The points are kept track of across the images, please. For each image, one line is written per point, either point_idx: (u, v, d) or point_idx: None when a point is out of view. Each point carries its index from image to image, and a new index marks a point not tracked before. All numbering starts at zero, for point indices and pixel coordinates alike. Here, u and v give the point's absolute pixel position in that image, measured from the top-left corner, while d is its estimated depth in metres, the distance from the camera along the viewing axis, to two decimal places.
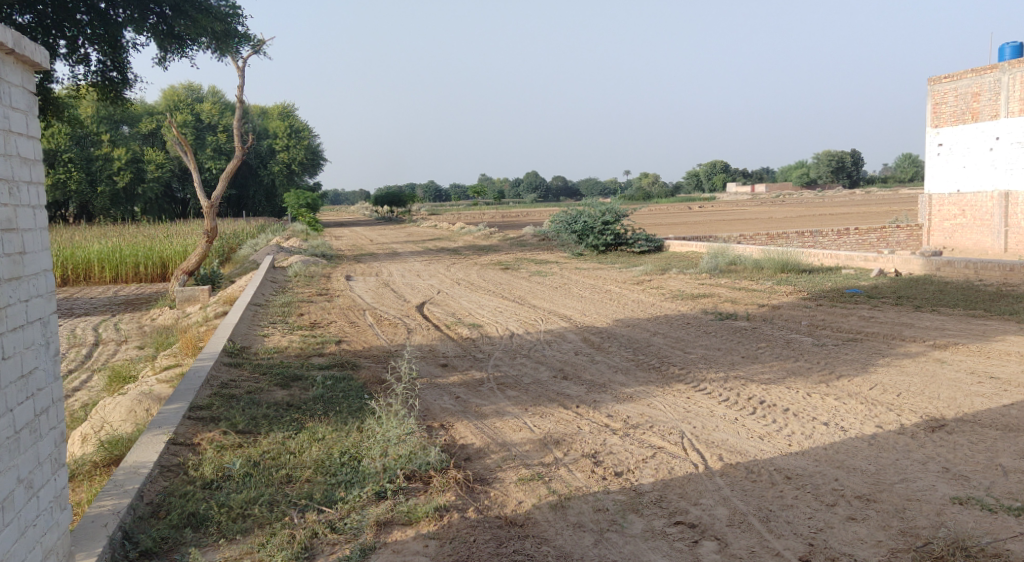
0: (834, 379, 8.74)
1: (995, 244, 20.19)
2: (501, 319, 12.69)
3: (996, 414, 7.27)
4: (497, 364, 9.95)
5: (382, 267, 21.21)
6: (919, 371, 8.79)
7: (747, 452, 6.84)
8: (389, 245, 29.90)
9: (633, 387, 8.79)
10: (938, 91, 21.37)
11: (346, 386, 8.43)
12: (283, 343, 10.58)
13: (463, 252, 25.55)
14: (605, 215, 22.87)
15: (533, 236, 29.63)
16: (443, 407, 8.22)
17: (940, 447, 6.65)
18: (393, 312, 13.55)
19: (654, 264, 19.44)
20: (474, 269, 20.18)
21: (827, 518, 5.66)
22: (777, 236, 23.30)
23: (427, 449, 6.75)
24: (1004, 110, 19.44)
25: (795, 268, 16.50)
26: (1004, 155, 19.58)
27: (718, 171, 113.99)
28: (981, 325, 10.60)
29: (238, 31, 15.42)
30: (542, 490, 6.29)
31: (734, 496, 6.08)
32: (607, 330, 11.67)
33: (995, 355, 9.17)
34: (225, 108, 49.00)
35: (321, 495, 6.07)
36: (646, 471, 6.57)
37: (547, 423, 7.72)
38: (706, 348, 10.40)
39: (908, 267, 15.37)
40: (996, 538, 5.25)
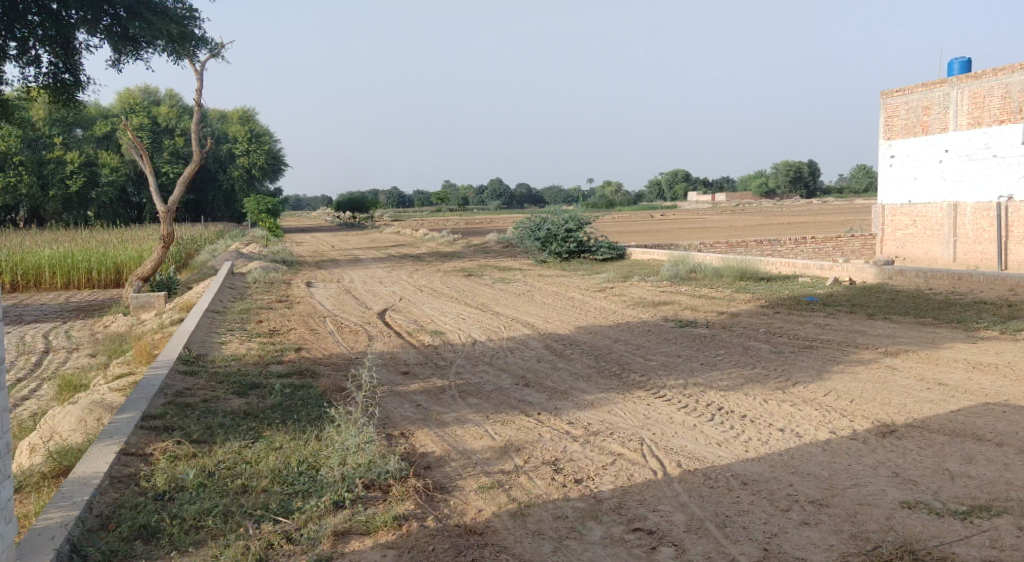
0: (791, 386, 8.87)
1: (944, 254, 20.68)
2: (463, 326, 12.69)
3: (944, 419, 7.45)
4: (459, 371, 9.94)
5: (344, 273, 21.10)
6: (871, 378, 8.97)
7: (705, 458, 6.92)
8: (352, 251, 29.73)
9: (594, 394, 8.84)
10: (891, 105, 21.91)
11: (304, 394, 8.37)
12: (241, 351, 10.45)
13: (426, 258, 25.51)
14: (568, 222, 22.98)
15: (496, 243, 29.68)
16: (403, 415, 8.18)
17: (891, 453, 6.79)
18: (354, 319, 13.46)
19: (616, 272, 19.57)
20: (437, 276, 20.15)
21: (782, 523, 5.75)
22: (737, 245, 23.60)
23: (387, 458, 6.72)
24: (952, 123, 19.94)
25: (753, 277, 16.74)
26: (953, 168, 20.08)
27: (678, 180, 115.30)
28: (930, 333, 10.85)
29: (195, 34, 15.26)
30: (501, 498, 6.29)
31: (691, 502, 6.15)
32: (568, 338, 11.73)
33: (943, 362, 9.39)
34: (182, 111, 48.35)
35: (278, 505, 6.01)
36: (605, 478, 6.62)
37: (508, 430, 7.73)
38: (666, 355, 10.50)
39: (862, 276, 15.69)
40: (943, 541, 5.36)
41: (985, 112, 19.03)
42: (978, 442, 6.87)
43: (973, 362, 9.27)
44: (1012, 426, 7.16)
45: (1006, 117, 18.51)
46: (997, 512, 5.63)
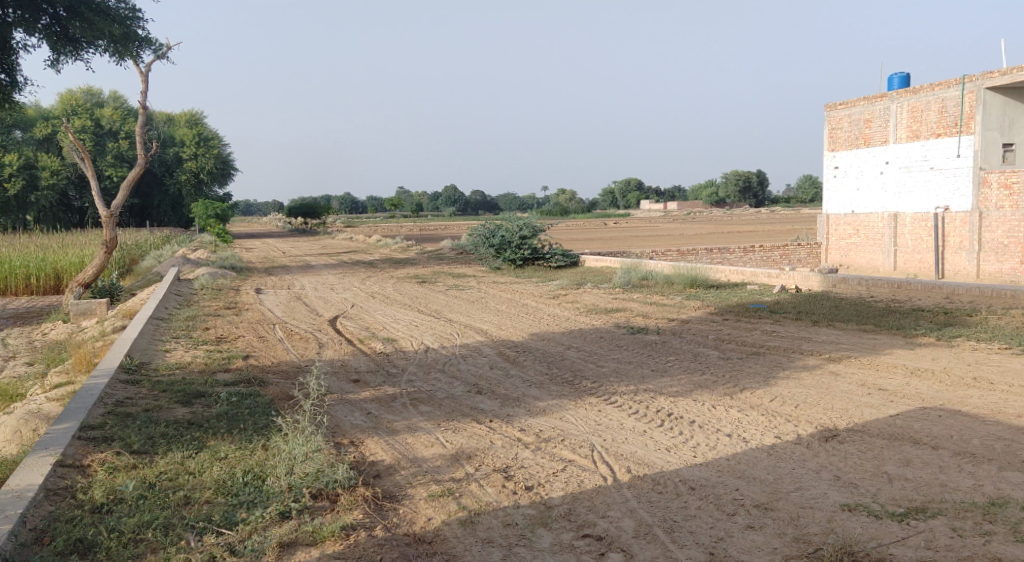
0: (738, 391, 9.01)
1: (885, 263, 21.18)
2: (416, 334, 12.63)
3: (884, 424, 7.64)
4: (410, 379, 9.89)
5: (295, 279, 20.86)
6: (815, 383, 9.15)
7: (654, 464, 7.00)
8: (304, 258, 29.41)
9: (546, 401, 8.87)
10: (835, 118, 22.54)
11: (251, 402, 8.25)
12: (186, 359, 10.27)
13: (379, 265, 25.36)
14: (522, 229, 23.03)
15: (451, 249, 29.66)
16: (353, 423, 8.12)
17: (833, 457, 6.94)
18: (305, 326, 13.31)
19: (570, 279, 19.69)
20: (390, 282, 20.05)
21: (728, 527, 5.84)
22: (687, 252, 23.92)
23: (335, 467, 6.67)
24: (892, 136, 20.52)
25: (703, 284, 16.98)
26: (893, 179, 20.63)
27: (631, 188, 116.66)
28: (871, 340, 11.12)
29: (138, 34, 14.91)
30: (451, 506, 6.28)
31: (640, 507, 6.21)
32: (522, 344, 11.76)
33: (883, 368, 9.63)
34: (127, 113, 47.44)
35: (221, 517, 5.92)
36: (556, 484, 6.65)
37: (459, 438, 7.72)
38: (618, 361, 10.59)
39: (808, 284, 16.07)
40: (881, 543, 5.48)
41: (923, 126, 19.61)
42: (915, 446, 7.06)
43: (911, 367, 9.52)
44: (947, 429, 7.38)
45: (942, 130, 19.09)
46: (932, 514, 5.78)
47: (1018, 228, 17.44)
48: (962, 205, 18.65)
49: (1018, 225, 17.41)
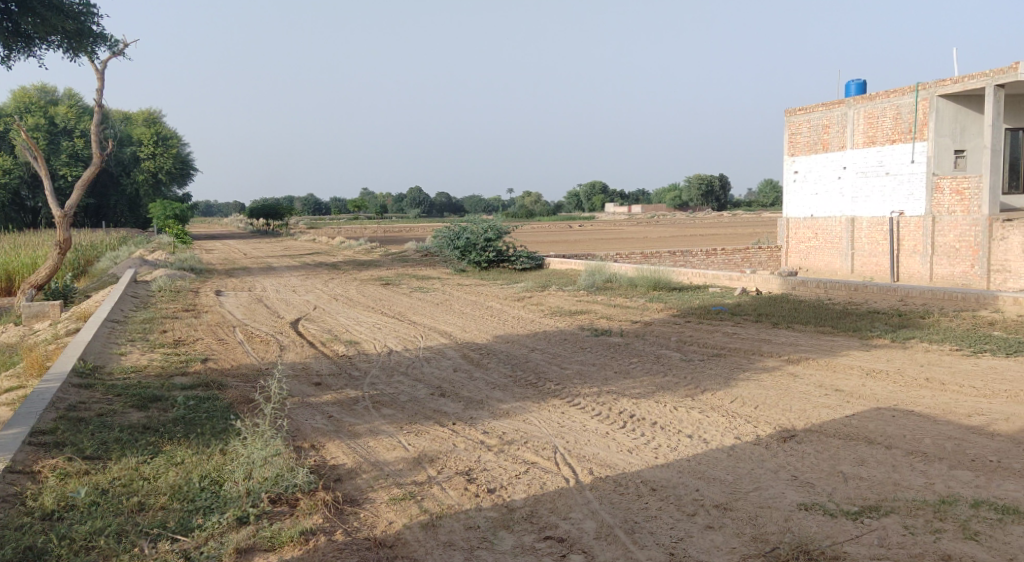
0: (699, 393, 9.10)
1: (843, 266, 21.54)
2: (379, 336, 12.57)
3: (840, 424, 7.77)
4: (374, 382, 9.83)
5: (256, 281, 20.64)
6: (774, 385, 9.28)
7: (616, 465, 7.04)
8: (266, 259, 29.11)
9: (509, 403, 8.87)
10: (794, 123, 22.94)
11: (209, 406, 8.15)
12: (142, 362, 10.10)
13: (342, 266, 25.19)
14: (487, 231, 23.01)
15: (415, 252, 29.55)
16: (314, 427, 8.05)
17: (790, 457, 7.04)
18: (265, 329, 13.16)
19: (534, 281, 19.73)
20: (352, 284, 19.92)
21: (688, 527, 5.89)
22: (651, 255, 24.10)
23: (295, 471, 6.62)
24: (850, 141, 20.90)
25: (665, 287, 17.11)
26: (850, 184, 21.01)
27: (596, 192, 117.27)
28: (828, 341, 11.30)
29: (93, 30, 14.67)
30: (413, 509, 6.26)
31: (602, 509, 6.24)
32: (485, 347, 11.76)
33: (840, 369, 9.80)
34: (82, 111, 46.61)
35: (176, 523, 5.84)
36: (518, 487, 6.65)
37: (422, 440, 7.70)
38: (581, 363, 10.64)
39: (768, 287, 16.30)
40: (836, 541, 5.57)
41: (879, 132, 20.00)
42: (870, 445, 7.19)
43: (866, 368, 9.70)
44: (900, 428, 7.53)
45: (897, 136, 19.48)
46: (885, 512, 5.89)
47: (969, 231, 17.72)
48: (916, 209, 19.02)
49: (970, 229, 17.70)
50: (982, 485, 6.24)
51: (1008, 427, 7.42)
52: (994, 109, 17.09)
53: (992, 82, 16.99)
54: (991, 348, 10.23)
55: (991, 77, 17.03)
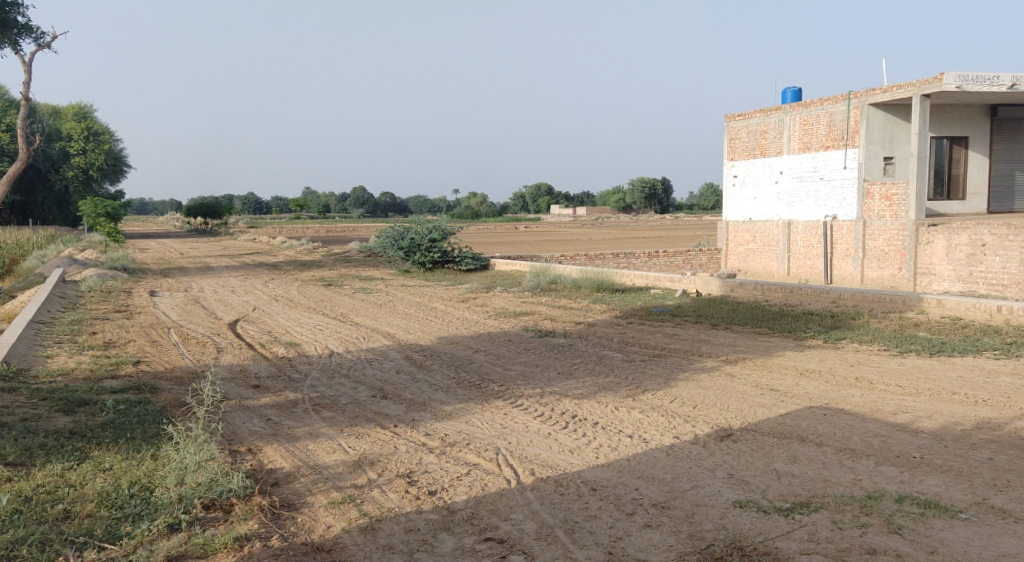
0: (640, 393, 9.21)
1: (780, 269, 22.02)
2: (320, 337, 12.43)
3: (774, 422, 7.94)
4: (314, 384, 9.70)
5: (192, 282, 20.18)
6: (712, 385, 9.44)
7: (557, 466, 7.07)
8: (202, 259, 28.52)
9: (452, 405, 8.85)
10: (734, 128, 23.47)
11: (141, 410, 7.95)
12: (69, 365, 9.81)
13: (283, 266, 24.83)
14: (431, 232, 22.88)
15: (359, 252, 29.33)
16: (251, 430, 7.93)
17: (727, 455, 7.16)
18: (202, 330, 12.88)
19: (480, 282, 19.78)
20: (294, 285, 19.67)
21: (626, 527, 5.95)
22: (594, 257, 24.32)
23: (230, 476, 6.49)
24: (786, 147, 21.42)
25: (608, 288, 17.29)
26: (787, 189, 21.54)
27: (541, 193, 117.83)
28: (765, 342, 11.55)
29: (17, 21, 14.26)
30: (352, 513, 6.20)
31: (543, 510, 6.27)
32: (428, 348, 11.70)
33: (775, 369, 10.01)
34: (8, 105, 45.15)
35: (104, 531, 5.68)
36: (459, 488, 6.64)
37: (363, 443, 7.63)
38: (525, 364, 10.66)
39: (707, 288, 16.60)
40: (768, 538, 5.68)
41: (814, 138, 20.52)
42: (801, 443, 7.36)
43: (800, 368, 9.93)
44: (831, 427, 7.71)
45: (830, 142, 20.00)
46: (815, 508, 6.04)
47: (897, 236, 18.26)
48: (849, 214, 19.55)
49: (898, 233, 18.23)
50: (906, 480, 6.45)
51: (931, 424, 7.67)
52: (921, 118, 17.61)
53: (919, 92, 17.52)
54: (917, 348, 10.57)
55: (918, 87, 17.56)
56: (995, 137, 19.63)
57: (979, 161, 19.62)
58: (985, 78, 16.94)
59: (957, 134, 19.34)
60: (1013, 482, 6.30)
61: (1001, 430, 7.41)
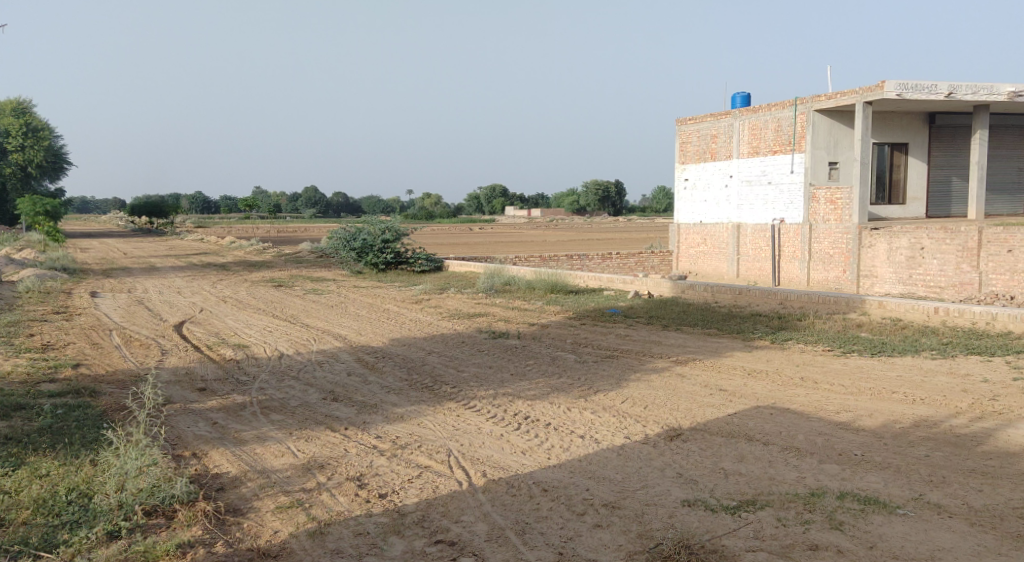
0: (592, 393, 9.25)
1: (730, 271, 22.32)
2: (270, 339, 12.26)
3: (721, 422, 8.03)
4: (262, 387, 9.54)
5: (136, 282, 19.71)
6: (663, 385, 9.52)
7: (509, 467, 7.06)
8: (147, 259, 27.88)
9: (404, 407, 8.78)
10: (685, 132, 23.76)
11: (80, 414, 7.74)
12: (5, 369, 9.50)
13: (231, 267, 24.40)
14: (384, 233, 22.72)
15: (310, 252, 28.98)
16: (196, 434, 7.77)
17: (677, 455, 7.23)
18: (146, 332, 12.59)
19: (433, 283, 19.68)
20: (242, 286, 19.37)
21: (577, 527, 5.96)
22: (548, 258, 24.38)
23: (173, 481, 6.35)
24: (735, 151, 21.75)
25: (562, 289, 17.37)
26: (736, 193, 21.86)
27: (496, 194, 117.75)
28: (714, 343, 11.69)
29: None
30: (300, 517, 6.11)
31: (494, 511, 6.25)
32: (380, 350, 11.62)
33: (724, 369, 10.15)
34: None
35: (39, 540, 5.53)
36: (410, 491, 6.59)
37: (312, 446, 7.53)
38: (478, 366, 10.63)
39: (659, 289, 16.79)
40: (715, 535, 5.74)
41: (762, 143, 20.87)
42: (749, 442, 7.45)
43: (748, 369, 10.08)
44: (777, 426, 7.83)
45: (778, 147, 20.36)
46: (761, 506, 6.12)
47: (841, 239, 18.62)
48: (795, 217, 19.90)
49: (842, 236, 18.59)
50: (848, 477, 6.57)
51: (873, 422, 7.84)
52: (863, 125, 18.03)
53: (862, 99, 17.92)
54: (859, 348, 10.81)
55: (861, 94, 17.96)
56: (933, 144, 20.17)
57: (918, 167, 20.15)
58: (924, 87, 17.41)
59: (898, 141, 19.83)
60: (948, 478, 6.47)
61: (937, 427, 7.61)
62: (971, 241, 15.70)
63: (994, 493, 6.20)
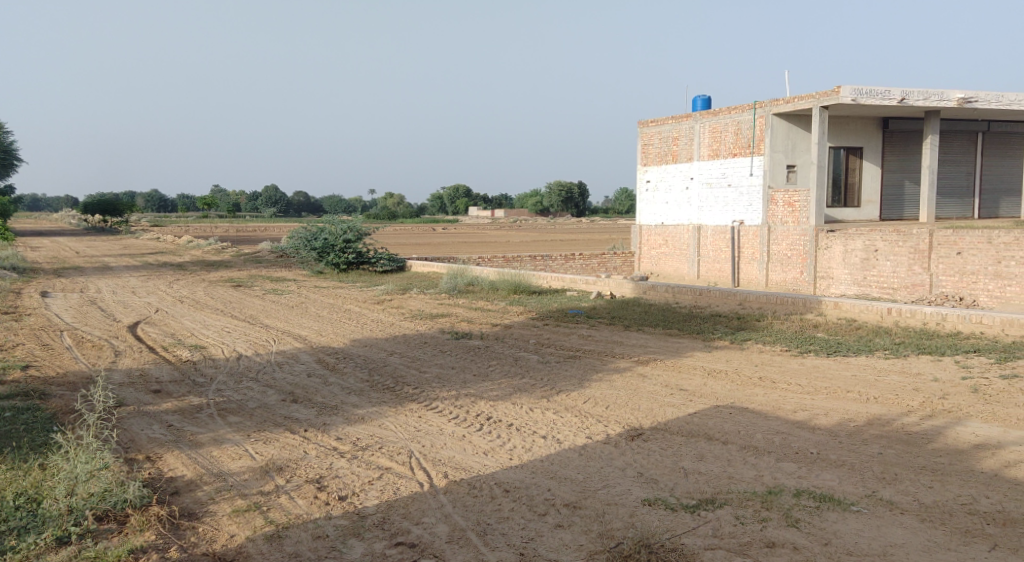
0: (555, 394, 9.25)
1: (690, 272, 22.51)
2: (228, 340, 12.08)
3: (682, 422, 8.07)
4: (220, 388, 9.39)
5: (89, 282, 19.28)
6: (625, 385, 9.55)
7: (470, 468, 7.03)
8: (100, 259, 27.27)
9: (365, 409, 8.69)
10: (646, 134, 23.92)
11: (28, 417, 7.55)
12: None
13: (188, 266, 23.97)
14: (346, 232, 22.51)
15: (270, 252, 28.63)
16: (150, 437, 7.62)
17: (638, 454, 7.25)
18: (98, 333, 12.32)
19: (395, 283, 19.55)
20: (199, 286, 19.05)
21: (539, 527, 5.95)
22: (511, 258, 24.35)
23: (125, 485, 6.22)
24: (696, 154, 21.95)
25: (525, 290, 17.36)
26: (697, 195, 22.06)
27: (459, 195, 117.32)
28: (675, 343, 11.77)
29: None
30: (257, 520, 6.01)
31: (455, 512, 6.21)
32: (341, 350, 11.50)
33: (684, 369, 10.22)
34: None
35: None
36: (371, 493, 6.52)
37: (270, 448, 7.43)
38: (440, 367, 10.58)
39: (621, 290, 16.84)
40: (675, 534, 5.76)
41: (722, 145, 21.08)
42: (709, 442, 7.50)
43: (708, 368, 10.16)
44: (736, 425, 7.89)
45: (738, 150, 20.58)
46: (720, 504, 6.16)
47: (799, 240, 18.86)
48: (754, 219, 20.13)
49: (799, 238, 18.84)
50: (804, 475, 6.65)
51: (829, 421, 7.95)
52: (820, 129, 18.30)
53: (818, 104, 18.14)
54: (816, 348, 10.96)
55: (817, 99, 18.17)
56: (887, 148, 20.56)
57: (872, 170, 20.51)
58: (877, 93, 17.72)
59: (853, 145, 20.16)
60: (900, 475, 6.58)
61: (890, 426, 7.74)
62: (923, 243, 16.02)
63: (944, 489, 6.31)
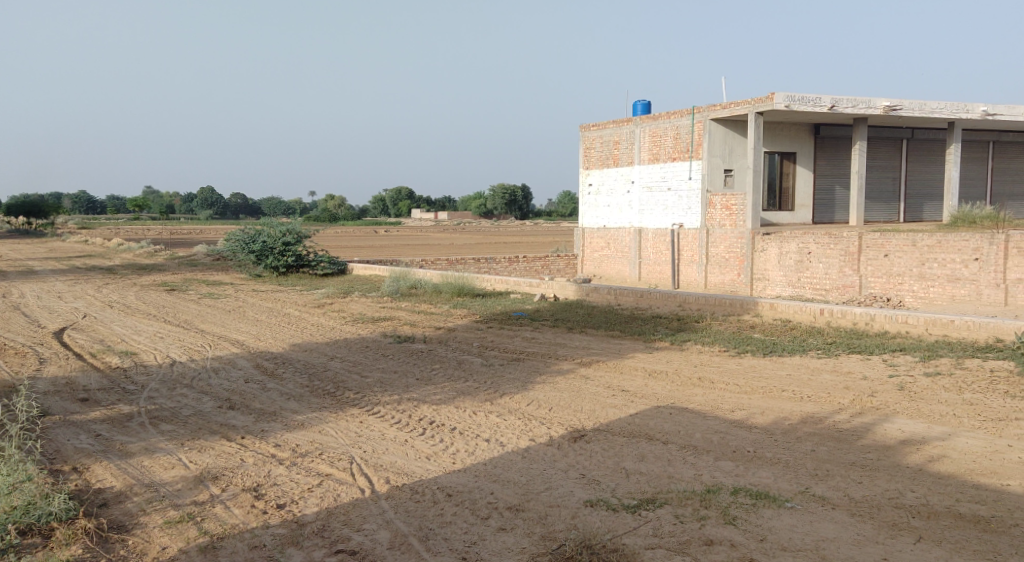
0: (498, 397, 9.21)
1: (632, 274, 22.74)
2: (161, 345, 11.76)
3: (624, 422, 8.11)
4: (152, 396, 9.11)
5: (14, 287, 18.59)
6: (568, 387, 9.57)
7: (412, 473, 6.95)
8: (25, 262, 26.31)
9: (304, 414, 8.53)
10: (588, 138, 24.10)
11: None
12: None
13: (120, 270, 23.31)
14: (285, 235, 22.15)
15: (207, 254, 28.04)
16: (77, 447, 7.35)
17: (580, 456, 7.26)
18: (22, 340, 11.87)
19: (337, 286, 19.32)
20: (131, 290, 18.53)
21: (481, 531, 5.90)
22: (455, 261, 24.27)
23: (50, 497, 5.99)
24: (637, 158, 22.19)
25: (468, 292, 17.31)
26: (638, 198, 22.28)
27: (402, 197, 116.53)
28: (617, 344, 11.86)
29: None
30: (190, 531, 5.84)
31: (396, 518, 6.12)
32: (280, 355, 11.28)
33: (626, 370, 10.30)
34: None
35: None
36: (310, 500, 6.39)
37: (205, 457, 7.24)
38: (382, 371, 10.46)
39: (564, 293, 16.85)
40: (616, 534, 5.77)
41: (662, 150, 21.35)
42: (649, 442, 7.56)
43: (649, 369, 10.26)
44: (676, 425, 7.97)
45: (677, 154, 20.85)
46: (660, 503, 6.20)
47: (736, 243, 19.20)
48: (693, 222, 20.42)
49: (736, 241, 19.18)
50: (742, 473, 6.75)
51: (765, 419, 8.09)
52: (755, 134, 18.64)
53: (754, 110, 18.49)
54: (753, 348, 11.16)
55: (752, 105, 18.54)
56: (820, 153, 21.07)
57: (805, 175, 20.99)
58: (809, 99, 18.14)
59: (788, 150, 20.61)
60: (831, 471, 6.71)
61: (823, 423, 7.90)
62: (853, 246, 16.46)
63: (873, 484, 6.47)
